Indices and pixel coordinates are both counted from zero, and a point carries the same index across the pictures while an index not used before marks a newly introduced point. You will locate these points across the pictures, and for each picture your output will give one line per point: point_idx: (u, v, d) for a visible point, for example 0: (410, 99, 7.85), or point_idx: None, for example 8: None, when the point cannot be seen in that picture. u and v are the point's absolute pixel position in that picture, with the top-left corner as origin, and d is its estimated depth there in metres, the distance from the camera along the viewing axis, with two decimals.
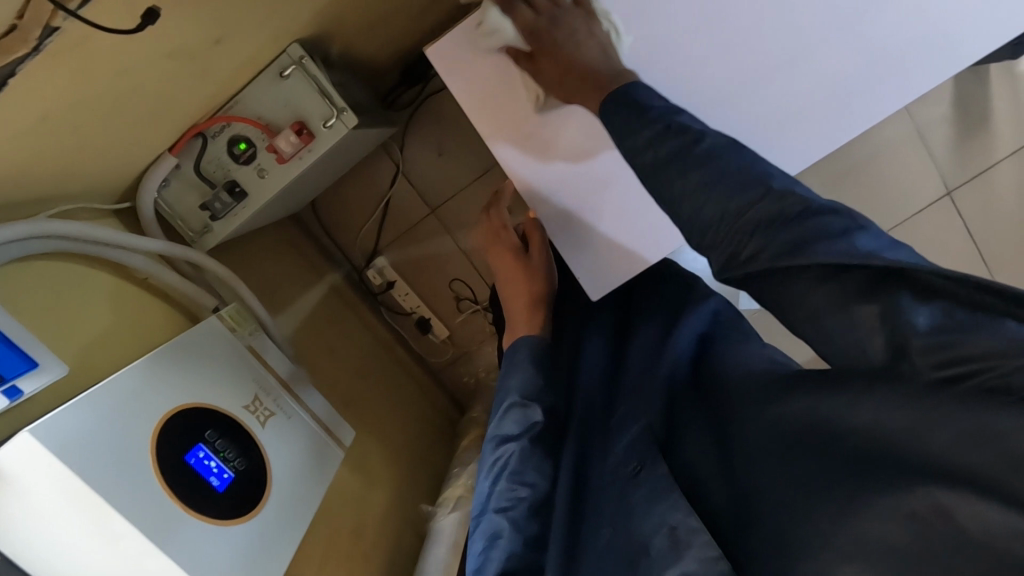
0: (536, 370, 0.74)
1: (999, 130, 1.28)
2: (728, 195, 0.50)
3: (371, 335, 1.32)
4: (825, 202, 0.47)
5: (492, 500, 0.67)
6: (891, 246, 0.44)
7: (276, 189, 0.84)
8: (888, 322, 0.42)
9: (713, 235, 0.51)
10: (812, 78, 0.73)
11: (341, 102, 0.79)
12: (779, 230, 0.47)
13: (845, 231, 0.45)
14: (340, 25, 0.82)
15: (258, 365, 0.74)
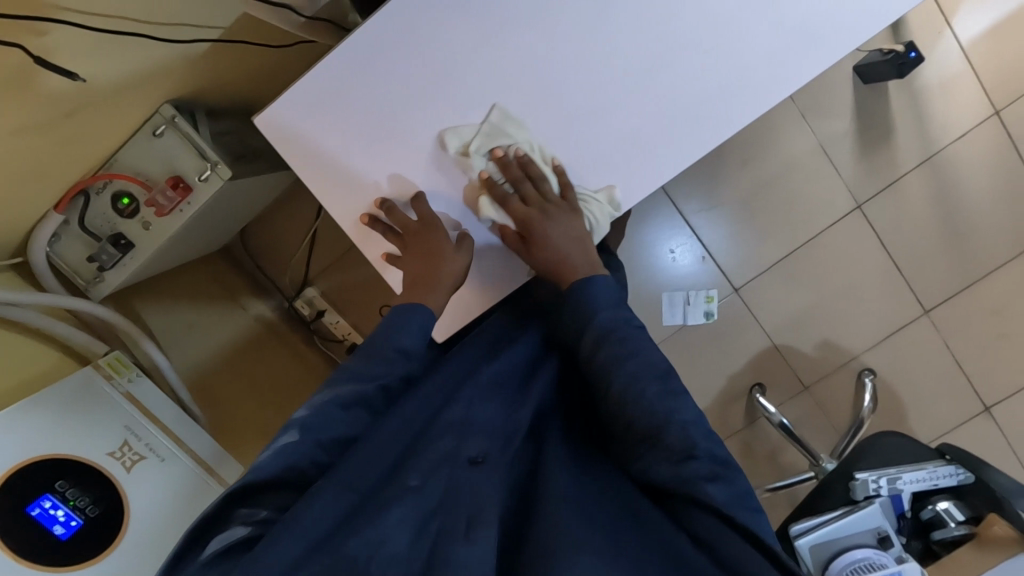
0: (421, 339, 0.71)
1: (902, 145, 1.32)
2: (649, 418, 0.62)
3: (300, 363, 1.35)
4: (678, 420, 0.62)
5: (308, 423, 0.62)
6: (725, 496, 0.58)
7: (163, 240, 0.88)
8: (725, 534, 0.56)
9: (646, 424, 0.62)
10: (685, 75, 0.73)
11: (214, 156, 0.84)
12: (658, 454, 0.61)
13: (692, 463, 0.59)
14: (214, 82, 0.86)
15: (135, 411, 0.79)
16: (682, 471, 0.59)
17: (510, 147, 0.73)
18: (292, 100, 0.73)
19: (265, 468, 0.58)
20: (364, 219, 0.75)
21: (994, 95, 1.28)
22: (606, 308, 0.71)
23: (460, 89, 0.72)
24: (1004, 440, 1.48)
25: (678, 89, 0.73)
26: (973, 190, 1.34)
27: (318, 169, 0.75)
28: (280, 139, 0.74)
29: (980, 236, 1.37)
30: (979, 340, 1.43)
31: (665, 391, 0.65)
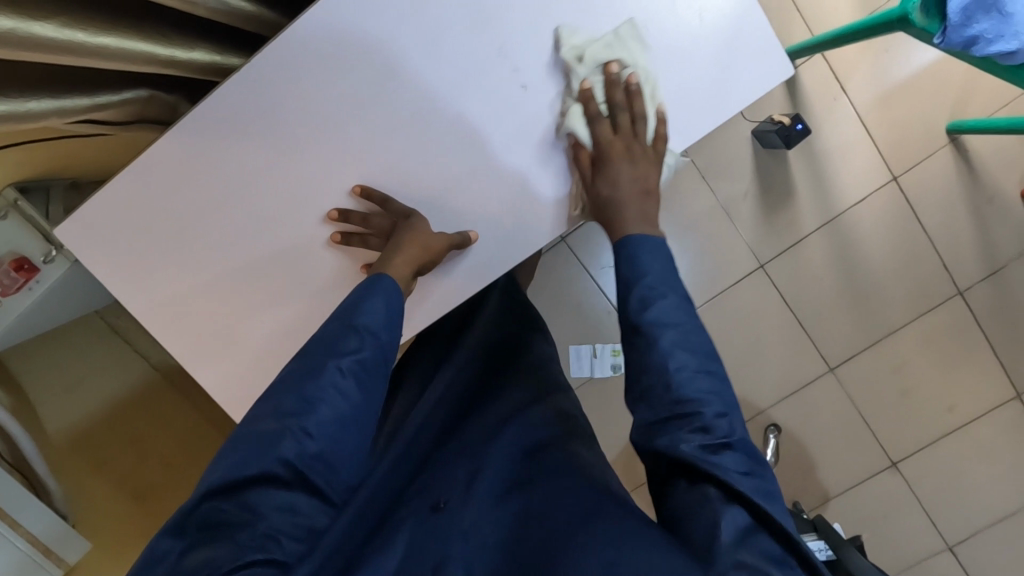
0: (390, 315, 0.57)
1: (804, 206, 1.33)
2: (681, 406, 0.55)
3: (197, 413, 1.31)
4: (710, 412, 0.54)
5: (285, 421, 0.51)
6: (759, 489, 0.53)
7: (15, 317, 0.87)
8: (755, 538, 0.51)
9: (696, 422, 0.54)
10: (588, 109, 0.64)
11: (60, 241, 0.85)
12: (691, 437, 0.54)
13: (718, 452, 0.54)
14: (63, 167, 0.86)
15: None
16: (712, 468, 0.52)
17: (627, 69, 0.62)
18: (114, 185, 0.65)
19: (254, 495, 0.49)
20: (336, 237, 0.66)
21: (891, 160, 1.29)
22: (649, 273, 0.60)
23: (304, 159, 0.65)
24: (913, 495, 1.44)
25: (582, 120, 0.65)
26: (872, 251, 1.35)
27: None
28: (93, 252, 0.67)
29: (880, 295, 1.38)
30: (881, 397, 1.43)
31: (698, 373, 0.56)
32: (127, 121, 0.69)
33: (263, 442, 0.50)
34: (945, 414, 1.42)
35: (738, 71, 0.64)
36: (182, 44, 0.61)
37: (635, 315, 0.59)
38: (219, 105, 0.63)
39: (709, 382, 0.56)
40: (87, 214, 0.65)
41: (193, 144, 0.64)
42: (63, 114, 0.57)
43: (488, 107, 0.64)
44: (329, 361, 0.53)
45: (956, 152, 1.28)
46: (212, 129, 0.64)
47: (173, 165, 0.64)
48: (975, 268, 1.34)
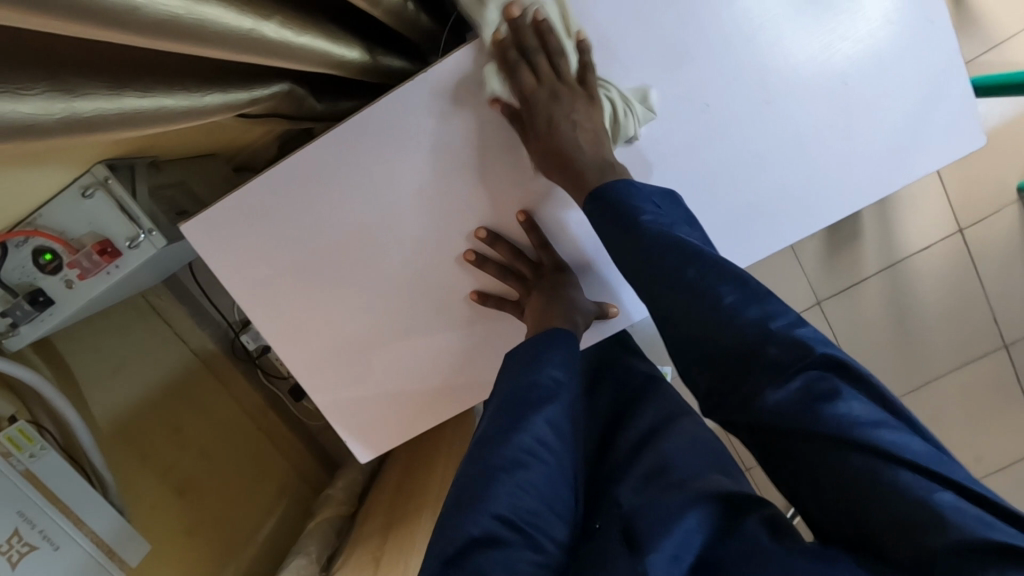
0: (572, 366, 0.61)
1: (868, 248, 1.33)
2: (738, 326, 0.51)
3: (236, 408, 1.31)
4: (778, 328, 0.50)
5: (507, 480, 0.53)
6: (867, 417, 0.48)
7: (85, 300, 0.83)
8: (862, 459, 0.46)
9: (757, 341, 0.50)
10: (780, 141, 0.65)
11: (148, 225, 0.79)
12: (770, 386, 0.50)
13: (802, 379, 0.49)
14: (156, 146, 0.81)
15: (36, 492, 0.74)
16: (789, 390, 0.49)
17: (815, 110, 0.64)
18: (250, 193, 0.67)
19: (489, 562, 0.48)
20: (470, 256, 0.69)
21: (959, 212, 1.29)
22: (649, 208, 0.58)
23: (450, 188, 0.68)
24: None
25: (771, 147, 0.65)
26: (927, 298, 1.35)
27: (248, 274, 0.70)
28: (213, 250, 0.69)
29: (928, 343, 1.38)
30: None
31: (744, 303, 0.52)
32: (260, 112, 0.65)
33: (477, 507, 0.51)
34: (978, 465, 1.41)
35: (928, 134, 0.64)
36: (351, 45, 0.57)
37: (679, 253, 0.55)
38: (373, 123, 0.65)
39: (760, 305, 0.52)
40: (216, 217, 0.68)
41: (344, 151, 0.66)
42: (230, 109, 0.53)
43: (669, 135, 0.66)
44: (529, 413, 0.56)
45: None
46: (364, 148, 0.66)
47: (314, 183, 0.67)
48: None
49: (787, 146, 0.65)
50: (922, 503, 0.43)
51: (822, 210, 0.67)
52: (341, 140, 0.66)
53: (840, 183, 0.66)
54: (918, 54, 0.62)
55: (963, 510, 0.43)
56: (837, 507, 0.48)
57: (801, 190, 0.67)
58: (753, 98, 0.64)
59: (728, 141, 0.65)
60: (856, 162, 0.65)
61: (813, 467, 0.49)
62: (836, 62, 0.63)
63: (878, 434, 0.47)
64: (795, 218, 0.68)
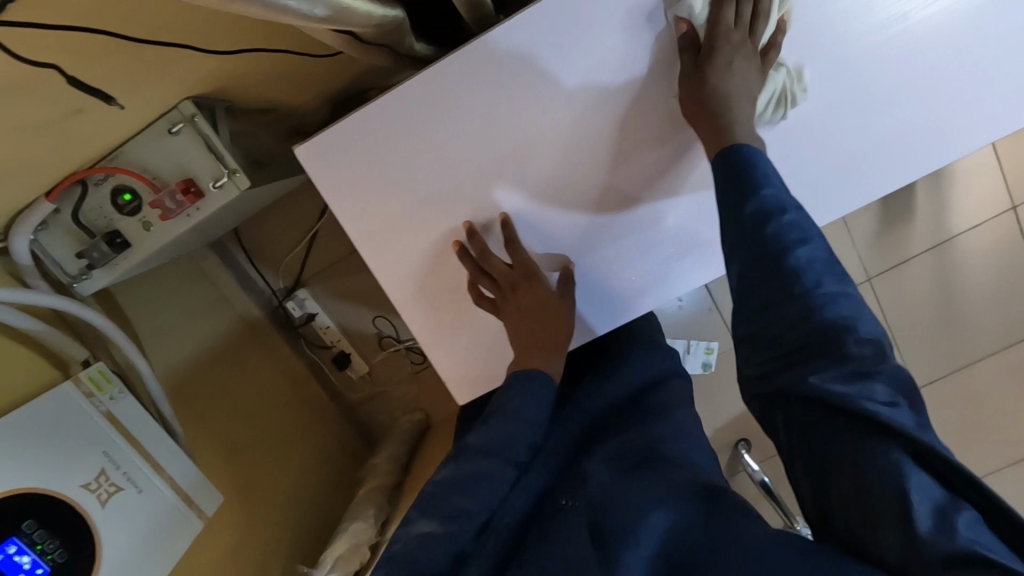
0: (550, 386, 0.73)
1: (919, 226, 1.33)
2: (808, 322, 0.58)
3: (281, 375, 1.28)
4: (863, 331, 0.58)
5: (492, 470, 0.67)
6: (915, 426, 0.55)
7: (162, 244, 0.81)
8: (896, 455, 0.53)
9: (817, 343, 0.59)
10: (911, 77, 0.70)
11: (233, 164, 0.77)
12: (830, 368, 0.57)
13: (867, 380, 0.56)
14: (239, 86, 0.79)
15: (116, 434, 0.72)
16: (854, 384, 0.56)
17: (937, 44, 0.69)
18: (358, 126, 0.69)
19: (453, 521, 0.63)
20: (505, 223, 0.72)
21: (1014, 191, 1.28)
22: (764, 186, 0.62)
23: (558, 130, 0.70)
24: None
25: (903, 85, 0.70)
26: (978, 278, 1.35)
27: (355, 205, 0.72)
28: (328, 173, 0.71)
29: (974, 325, 1.39)
30: (956, 426, 1.44)
31: (834, 295, 0.60)
32: (373, 39, 0.66)
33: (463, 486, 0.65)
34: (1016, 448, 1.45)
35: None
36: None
37: (778, 253, 0.60)
38: (483, 58, 0.68)
39: (846, 305, 0.59)
40: (330, 143, 0.70)
41: (448, 86, 0.69)
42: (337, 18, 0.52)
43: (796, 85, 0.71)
44: (505, 419, 0.70)
45: None
46: (473, 82, 0.69)
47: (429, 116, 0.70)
48: None
49: (929, 70, 0.70)
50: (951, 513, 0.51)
51: (962, 138, 0.72)
52: (449, 73, 0.68)
53: (976, 113, 0.71)
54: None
55: (973, 531, 0.50)
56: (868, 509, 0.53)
57: (944, 117, 0.71)
58: (877, 41, 0.69)
59: (856, 70, 0.70)
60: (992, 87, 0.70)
61: (845, 464, 0.56)
62: (946, 15, 0.68)
63: (925, 437, 0.54)
64: (938, 140, 0.72)
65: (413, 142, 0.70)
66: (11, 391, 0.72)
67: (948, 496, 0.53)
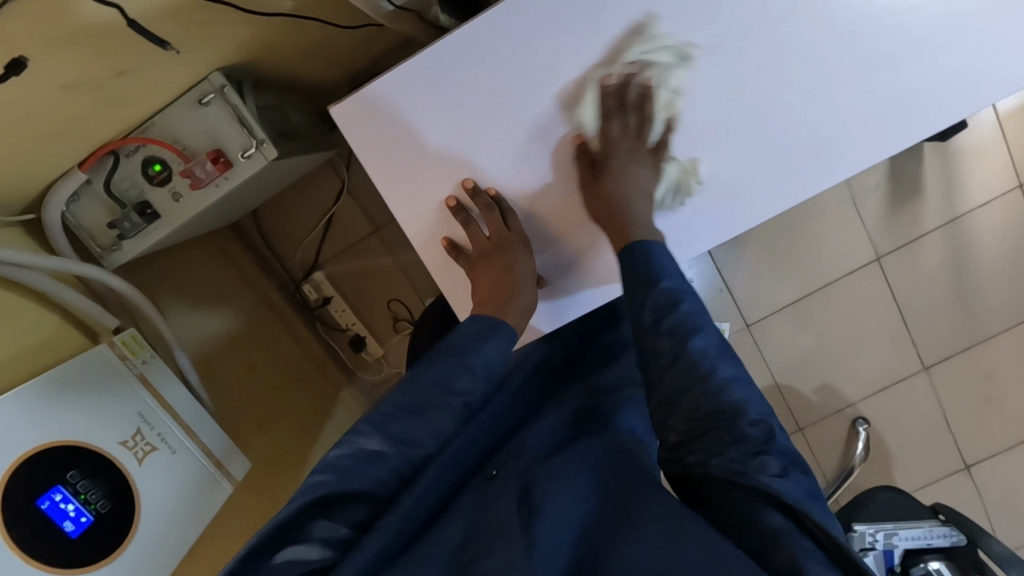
0: (499, 360, 0.73)
1: (930, 203, 1.34)
2: (725, 397, 0.65)
3: (299, 355, 1.30)
4: (758, 414, 0.65)
5: (433, 411, 0.68)
6: (800, 493, 0.62)
7: (191, 215, 0.82)
8: (776, 514, 0.62)
9: (726, 419, 0.64)
10: (938, 24, 0.71)
11: (261, 134, 0.78)
12: (731, 446, 0.64)
13: (761, 456, 0.63)
14: (265, 58, 0.81)
15: (149, 396, 0.74)
16: (752, 460, 0.63)
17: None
18: (387, 89, 0.75)
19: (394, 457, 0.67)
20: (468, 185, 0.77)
21: (1022, 169, 1.30)
22: (668, 276, 0.71)
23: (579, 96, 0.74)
24: (977, 497, 1.52)
25: (929, 33, 0.71)
26: (991, 255, 1.36)
27: (386, 163, 0.78)
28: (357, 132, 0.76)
29: (985, 301, 1.40)
30: (968, 404, 1.48)
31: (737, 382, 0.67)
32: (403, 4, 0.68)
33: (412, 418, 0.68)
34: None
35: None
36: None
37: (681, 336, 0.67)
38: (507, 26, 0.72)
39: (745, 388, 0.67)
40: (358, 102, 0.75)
41: (473, 54, 0.73)
42: None
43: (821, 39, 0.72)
44: (452, 383, 0.69)
45: None
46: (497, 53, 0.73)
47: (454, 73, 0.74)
48: None
49: (944, 46, 0.72)
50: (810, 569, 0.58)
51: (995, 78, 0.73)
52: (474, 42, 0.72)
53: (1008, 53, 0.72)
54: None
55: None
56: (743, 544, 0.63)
57: (975, 61, 0.72)
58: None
59: (883, 34, 0.72)
60: (993, 64, 0.72)
61: (727, 506, 0.65)
62: None
63: (805, 506, 0.61)
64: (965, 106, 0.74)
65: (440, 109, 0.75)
66: (45, 356, 0.74)
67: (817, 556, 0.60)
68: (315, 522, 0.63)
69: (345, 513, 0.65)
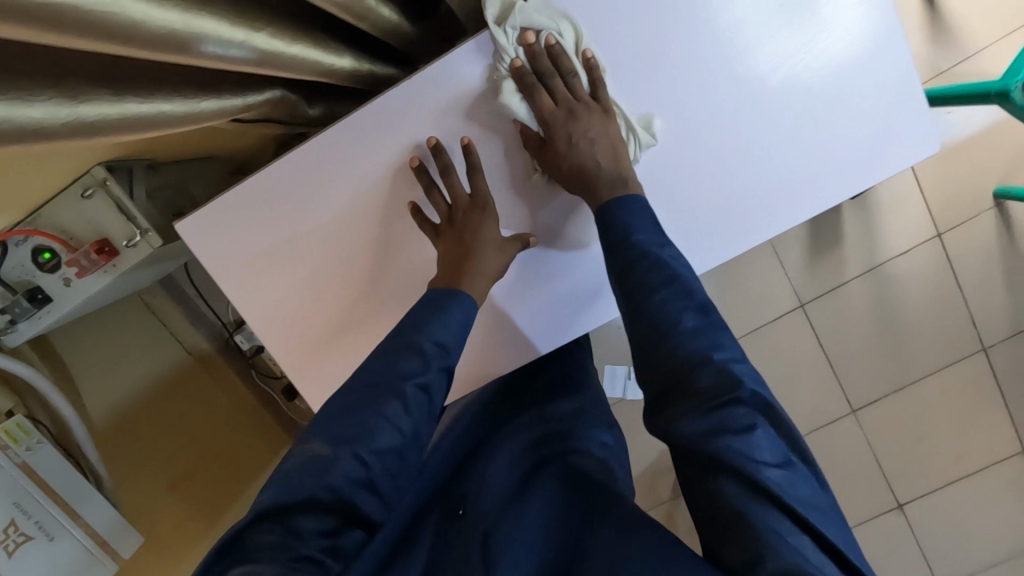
0: (459, 335, 0.71)
1: (851, 251, 1.36)
2: (694, 352, 0.63)
3: (229, 405, 1.24)
4: (722, 359, 0.63)
5: (382, 396, 0.65)
6: (765, 454, 0.59)
7: (81, 298, 0.85)
8: (752, 485, 0.57)
9: (705, 378, 0.62)
10: (764, 129, 0.77)
11: (145, 225, 0.82)
12: (689, 406, 0.62)
13: (716, 414, 0.60)
14: (157, 150, 0.84)
15: (27, 487, 0.88)
16: (727, 412, 0.60)
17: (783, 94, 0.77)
18: (242, 195, 0.77)
19: (353, 458, 0.62)
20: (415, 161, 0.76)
21: (938, 219, 1.32)
22: (643, 229, 0.70)
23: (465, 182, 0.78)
24: (911, 534, 1.48)
25: (758, 136, 0.78)
26: (913, 301, 1.37)
27: (245, 260, 0.79)
28: (202, 246, 0.79)
29: (911, 345, 1.40)
30: (897, 444, 1.46)
31: (702, 327, 0.65)
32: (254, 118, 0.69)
33: (372, 410, 0.64)
34: (954, 462, 1.44)
35: (895, 142, 0.78)
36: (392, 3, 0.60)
37: (640, 299, 0.67)
38: (361, 139, 0.77)
39: (710, 336, 0.65)
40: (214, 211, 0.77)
41: (322, 160, 0.77)
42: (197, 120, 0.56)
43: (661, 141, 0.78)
44: (397, 387, 0.66)
45: (1000, 218, 1.31)
46: (354, 161, 0.78)
47: (302, 176, 0.78)
48: (1002, 327, 1.37)
49: (778, 150, 0.78)
50: (785, 542, 0.54)
51: (826, 182, 0.79)
52: (327, 153, 0.77)
53: (827, 159, 0.78)
54: (871, 82, 0.77)
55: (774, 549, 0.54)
56: (721, 515, 0.59)
57: (805, 166, 0.78)
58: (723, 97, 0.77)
59: (716, 139, 0.78)
60: (833, 166, 0.78)
61: (703, 484, 0.61)
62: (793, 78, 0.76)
63: (762, 472, 0.57)
64: (804, 204, 0.79)
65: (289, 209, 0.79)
66: None
67: (793, 524, 0.56)
68: (262, 532, 0.58)
69: (320, 519, 0.60)
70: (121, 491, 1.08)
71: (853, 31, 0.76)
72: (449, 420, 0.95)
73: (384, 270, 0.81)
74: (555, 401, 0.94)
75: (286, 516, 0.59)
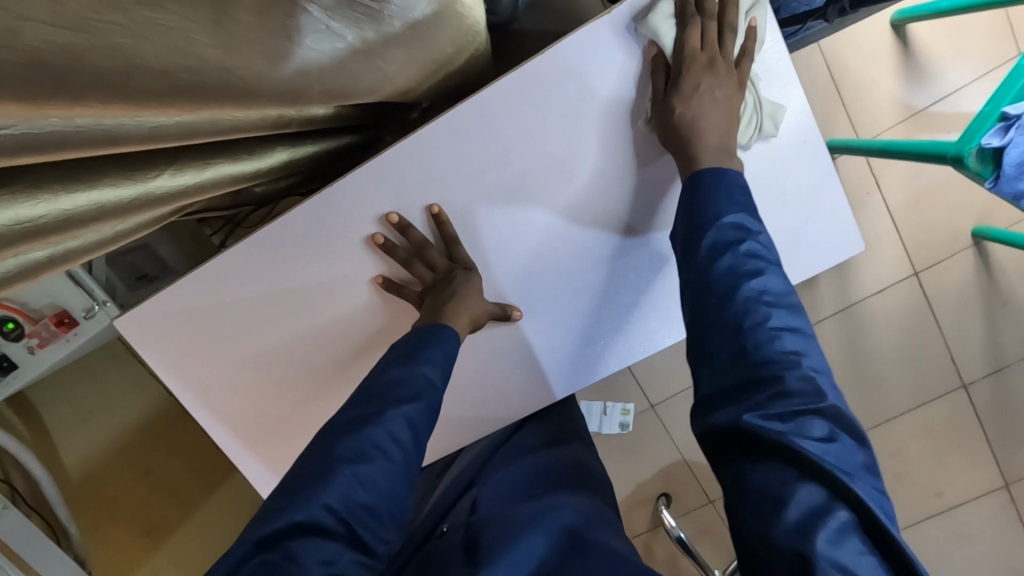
0: (447, 364, 0.66)
1: (827, 291, 1.35)
2: (779, 345, 0.56)
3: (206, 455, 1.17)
4: (809, 365, 0.55)
5: (376, 413, 0.58)
6: (852, 469, 0.50)
7: (47, 365, 0.87)
8: (817, 488, 0.49)
9: (797, 374, 0.54)
10: None
11: (104, 296, 0.85)
12: (771, 403, 0.53)
13: (796, 417, 0.52)
14: None
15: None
16: (807, 410, 0.52)
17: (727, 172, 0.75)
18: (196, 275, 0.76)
19: (352, 477, 0.53)
20: (380, 238, 0.75)
21: (915, 258, 1.31)
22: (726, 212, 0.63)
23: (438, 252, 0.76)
24: None
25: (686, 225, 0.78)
26: (887, 339, 1.36)
27: (197, 341, 0.78)
28: (151, 331, 0.78)
29: (886, 382, 1.38)
30: None
31: (788, 329, 0.57)
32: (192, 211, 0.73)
33: (374, 423, 0.57)
34: (935, 498, 1.39)
35: (817, 245, 0.78)
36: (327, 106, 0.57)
37: (730, 286, 0.59)
38: (316, 222, 0.75)
39: (797, 340, 0.57)
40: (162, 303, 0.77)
41: (278, 249, 0.75)
42: (105, 244, 0.57)
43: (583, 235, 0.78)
44: (384, 408, 0.58)
45: (977, 256, 1.30)
46: (309, 243, 0.75)
47: (253, 262, 0.75)
48: (980, 364, 1.35)
49: None
50: (851, 547, 0.46)
51: None
52: (280, 237, 0.75)
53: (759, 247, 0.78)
54: (800, 183, 0.76)
55: (840, 549, 0.45)
56: (757, 509, 0.50)
57: None
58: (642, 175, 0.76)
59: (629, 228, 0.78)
60: None
61: (749, 478, 0.53)
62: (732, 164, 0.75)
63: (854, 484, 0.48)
64: None
65: (249, 293, 0.77)
66: None
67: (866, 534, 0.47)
68: None
69: (318, 548, 0.48)
70: (94, 537, 1.12)
71: (796, 128, 0.75)
72: (445, 477, 0.88)
73: (332, 340, 0.79)
74: (522, 434, 0.90)
75: (274, 542, 0.49)
